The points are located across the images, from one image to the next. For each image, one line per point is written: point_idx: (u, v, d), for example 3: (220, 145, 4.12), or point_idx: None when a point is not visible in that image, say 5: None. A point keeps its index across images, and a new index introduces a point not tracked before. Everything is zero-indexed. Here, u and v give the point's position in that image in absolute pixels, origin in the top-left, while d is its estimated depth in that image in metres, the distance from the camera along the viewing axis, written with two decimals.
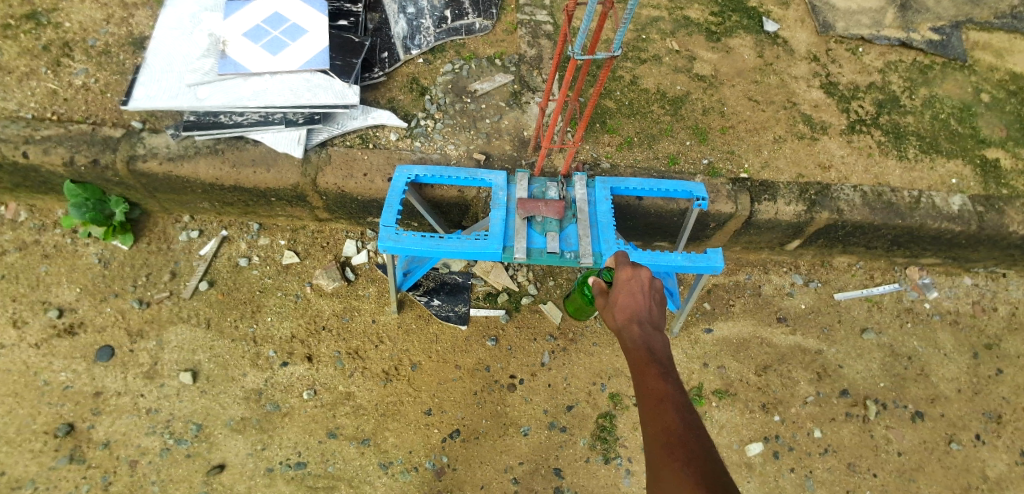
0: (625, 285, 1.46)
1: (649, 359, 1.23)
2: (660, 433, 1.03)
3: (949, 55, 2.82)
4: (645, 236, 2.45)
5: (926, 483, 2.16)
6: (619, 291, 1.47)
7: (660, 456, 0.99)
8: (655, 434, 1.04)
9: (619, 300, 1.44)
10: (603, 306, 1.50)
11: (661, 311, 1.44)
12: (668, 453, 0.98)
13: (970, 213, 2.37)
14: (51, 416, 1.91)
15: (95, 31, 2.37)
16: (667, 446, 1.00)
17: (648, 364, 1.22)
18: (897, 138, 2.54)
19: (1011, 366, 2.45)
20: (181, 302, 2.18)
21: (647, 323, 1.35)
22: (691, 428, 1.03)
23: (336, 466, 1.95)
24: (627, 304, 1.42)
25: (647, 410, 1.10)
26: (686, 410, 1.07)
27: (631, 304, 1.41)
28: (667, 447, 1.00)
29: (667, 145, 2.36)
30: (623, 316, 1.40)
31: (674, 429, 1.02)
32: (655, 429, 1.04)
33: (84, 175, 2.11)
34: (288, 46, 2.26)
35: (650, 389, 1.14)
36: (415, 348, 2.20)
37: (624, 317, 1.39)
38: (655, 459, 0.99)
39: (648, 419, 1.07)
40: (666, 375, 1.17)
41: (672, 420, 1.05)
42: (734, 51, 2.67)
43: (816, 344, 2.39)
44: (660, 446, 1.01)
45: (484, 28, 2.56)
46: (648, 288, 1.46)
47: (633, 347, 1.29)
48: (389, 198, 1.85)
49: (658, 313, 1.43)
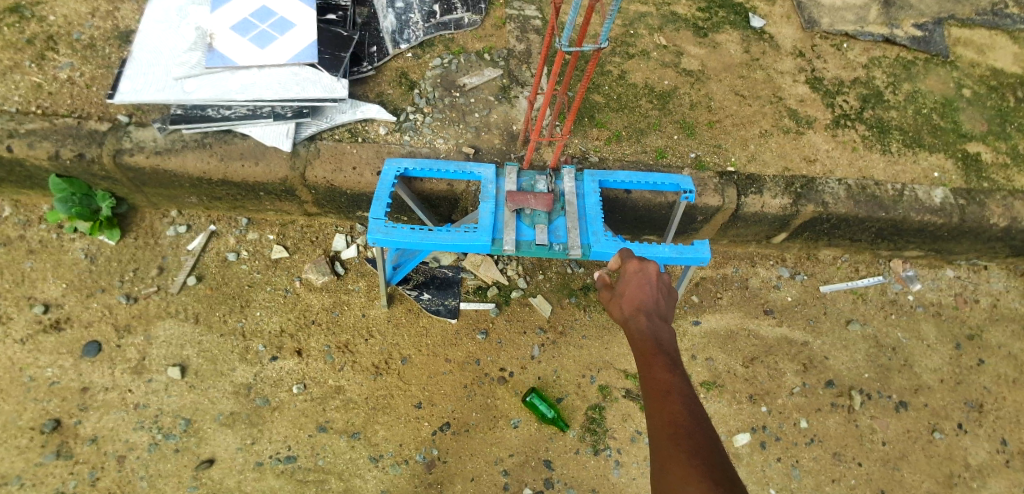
0: (633, 277, 1.50)
1: (656, 351, 1.27)
2: (666, 425, 1.06)
3: (931, 51, 2.87)
4: (634, 230, 2.47)
5: (911, 471, 2.19)
6: (627, 282, 1.50)
7: (665, 447, 1.02)
8: (662, 425, 1.07)
9: (627, 291, 1.47)
10: (609, 296, 1.52)
11: (667, 303, 1.47)
12: (674, 446, 1.01)
13: (952, 206, 2.41)
14: (37, 412, 1.89)
15: (80, 24, 2.35)
16: (674, 438, 1.03)
17: (655, 356, 1.26)
18: (881, 132, 2.58)
19: (992, 356, 2.49)
20: (169, 297, 2.17)
21: (654, 315, 1.39)
22: (697, 421, 1.06)
23: (326, 460, 1.95)
24: (634, 295, 1.45)
25: (653, 401, 1.13)
26: (693, 404, 1.10)
27: (638, 295, 1.44)
28: (673, 439, 1.02)
29: (655, 139, 2.38)
30: (630, 306, 1.43)
31: (680, 422, 1.05)
32: (661, 421, 1.07)
33: (69, 168, 2.09)
34: (276, 40, 2.25)
35: (657, 380, 1.17)
36: (405, 342, 2.20)
37: (631, 307, 1.42)
38: (661, 450, 1.02)
39: (655, 410, 1.10)
40: (673, 367, 1.21)
41: (679, 411, 1.08)
42: (721, 46, 2.70)
43: (802, 335, 2.42)
44: (666, 438, 1.04)
45: (474, 23, 2.57)
46: (656, 280, 1.49)
47: (640, 337, 1.33)
48: (378, 191, 1.85)
49: (665, 305, 1.46)
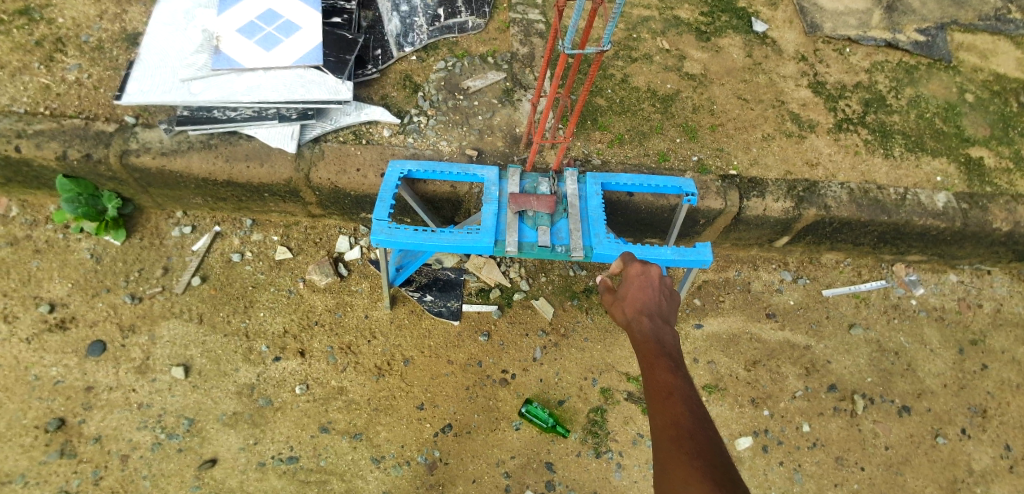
0: (635, 280, 1.50)
1: (658, 353, 1.27)
2: (668, 426, 1.06)
3: (934, 56, 2.87)
4: (636, 232, 2.48)
5: (914, 476, 2.18)
6: (629, 285, 1.51)
7: (667, 448, 1.02)
8: (664, 426, 1.07)
9: (629, 293, 1.48)
10: (611, 299, 1.53)
11: (670, 306, 1.47)
12: (676, 446, 1.01)
13: (955, 210, 2.41)
14: (42, 410, 1.90)
15: (88, 27, 2.37)
16: (676, 439, 1.03)
17: (657, 358, 1.26)
18: (883, 136, 2.58)
19: (995, 360, 2.48)
20: (174, 297, 2.18)
21: (656, 317, 1.39)
22: (699, 422, 1.06)
23: (328, 460, 1.95)
24: (636, 297, 1.46)
25: (655, 402, 1.13)
26: (695, 405, 1.10)
27: (640, 298, 1.44)
28: (675, 440, 1.03)
29: (657, 142, 2.39)
30: (632, 309, 1.44)
31: (682, 422, 1.05)
32: (664, 422, 1.07)
33: (76, 169, 2.11)
34: (282, 42, 2.27)
35: (659, 382, 1.18)
36: (407, 344, 2.21)
37: (634, 310, 1.43)
38: (662, 451, 1.02)
39: (658, 412, 1.10)
40: (675, 369, 1.21)
41: (681, 413, 1.08)
42: (723, 50, 2.71)
43: (805, 339, 2.42)
44: (668, 439, 1.04)
45: (477, 27, 2.59)
46: (658, 283, 1.50)
47: (642, 339, 1.33)
48: (382, 193, 1.86)
49: (668, 308, 1.46)
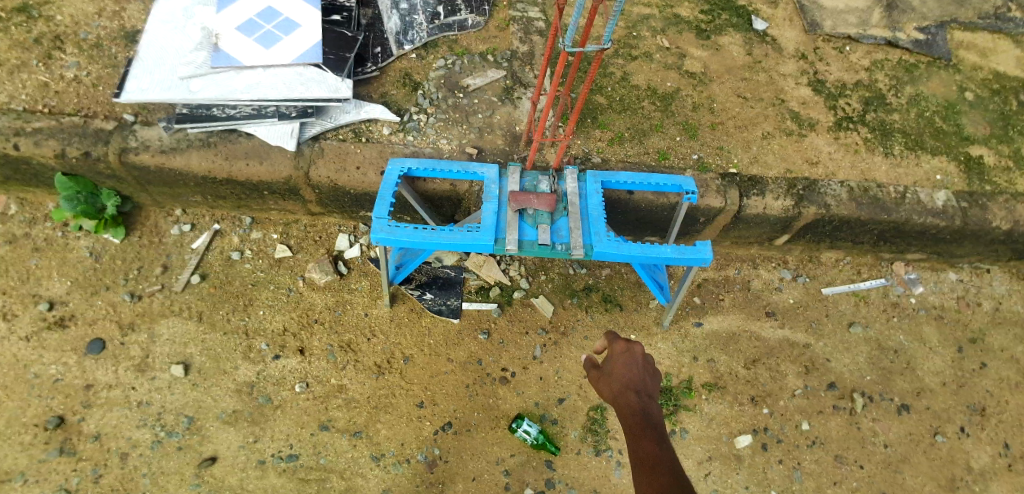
0: (619, 357, 1.46)
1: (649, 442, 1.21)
2: None
3: (934, 54, 2.87)
4: (637, 230, 2.48)
5: (912, 474, 2.19)
6: (614, 362, 1.47)
7: None
8: None
9: (614, 372, 1.43)
10: (597, 379, 1.47)
11: (656, 383, 1.43)
12: None
13: (954, 209, 2.41)
14: (41, 409, 1.90)
15: (87, 24, 2.37)
16: None
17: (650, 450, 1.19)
18: (883, 135, 2.58)
19: (994, 359, 2.49)
20: (173, 295, 2.18)
21: (645, 400, 1.33)
22: None
23: (328, 459, 1.95)
24: (622, 377, 1.41)
25: None
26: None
27: (627, 377, 1.40)
28: None
29: (657, 140, 2.39)
30: (621, 391, 1.38)
31: None
32: None
33: (75, 167, 2.11)
34: (281, 40, 2.26)
35: (654, 478, 1.11)
36: (407, 342, 2.21)
37: (622, 392, 1.37)
38: None
39: None
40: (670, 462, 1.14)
41: None
42: (724, 49, 2.71)
43: (804, 337, 2.43)
44: None
45: (477, 25, 2.59)
46: (643, 360, 1.45)
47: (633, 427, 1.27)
48: (382, 191, 1.86)
49: (654, 385, 1.41)
